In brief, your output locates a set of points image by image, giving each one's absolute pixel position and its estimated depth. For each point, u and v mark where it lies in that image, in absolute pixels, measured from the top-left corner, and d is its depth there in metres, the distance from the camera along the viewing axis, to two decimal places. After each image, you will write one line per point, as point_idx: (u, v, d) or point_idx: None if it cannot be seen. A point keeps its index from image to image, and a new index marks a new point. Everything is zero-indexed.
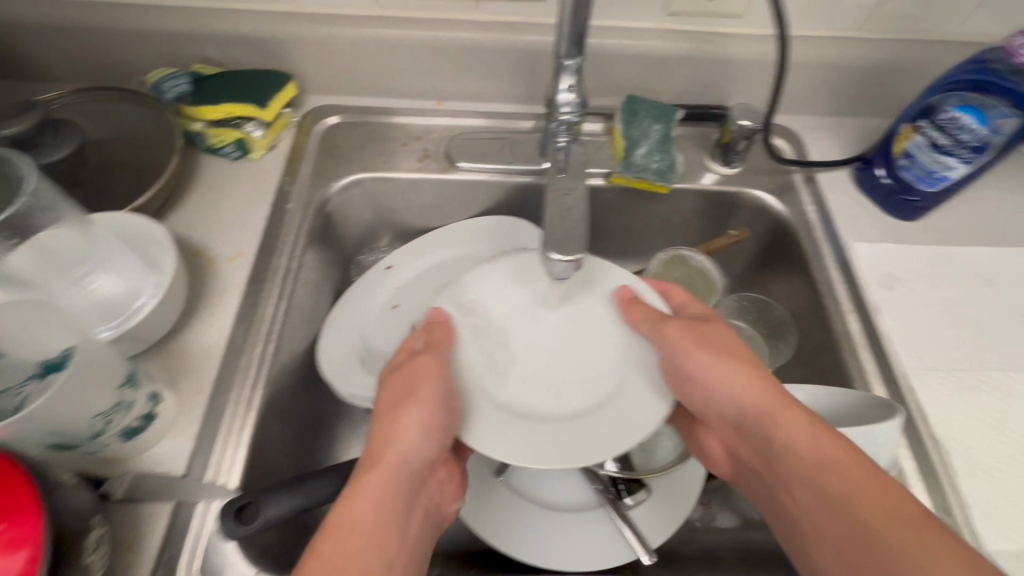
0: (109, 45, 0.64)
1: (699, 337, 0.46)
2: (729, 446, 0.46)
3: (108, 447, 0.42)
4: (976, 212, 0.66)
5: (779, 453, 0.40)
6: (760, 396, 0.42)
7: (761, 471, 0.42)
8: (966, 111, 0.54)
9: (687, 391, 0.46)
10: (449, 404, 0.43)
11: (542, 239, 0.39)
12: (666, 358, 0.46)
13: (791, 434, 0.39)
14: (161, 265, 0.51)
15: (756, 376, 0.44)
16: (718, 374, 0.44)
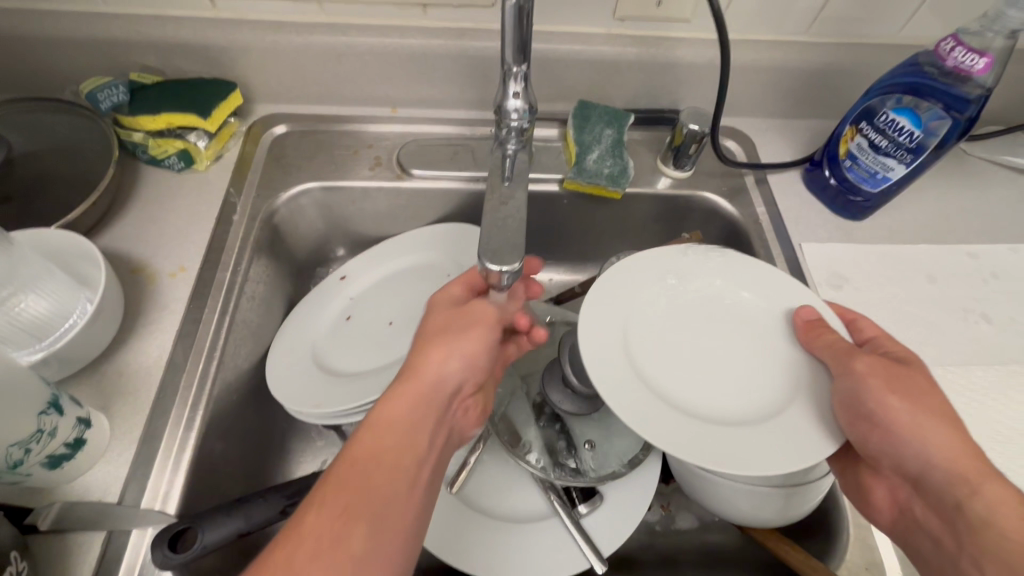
0: (41, 53, 0.62)
1: (892, 372, 0.41)
2: (901, 498, 0.42)
3: (31, 476, 0.40)
4: (919, 211, 0.68)
5: (982, 529, 0.35)
6: (964, 457, 0.38)
7: (945, 539, 0.38)
8: (902, 113, 0.55)
9: (868, 438, 0.40)
10: (457, 336, 0.43)
11: (478, 249, 0.39)
12: (850, 397, 0.40)
13: (997, 508, 0.35)
14: (93, 283, 0.49)
15: (960, 435, 0.39)
16: (912, 428, 0.39)
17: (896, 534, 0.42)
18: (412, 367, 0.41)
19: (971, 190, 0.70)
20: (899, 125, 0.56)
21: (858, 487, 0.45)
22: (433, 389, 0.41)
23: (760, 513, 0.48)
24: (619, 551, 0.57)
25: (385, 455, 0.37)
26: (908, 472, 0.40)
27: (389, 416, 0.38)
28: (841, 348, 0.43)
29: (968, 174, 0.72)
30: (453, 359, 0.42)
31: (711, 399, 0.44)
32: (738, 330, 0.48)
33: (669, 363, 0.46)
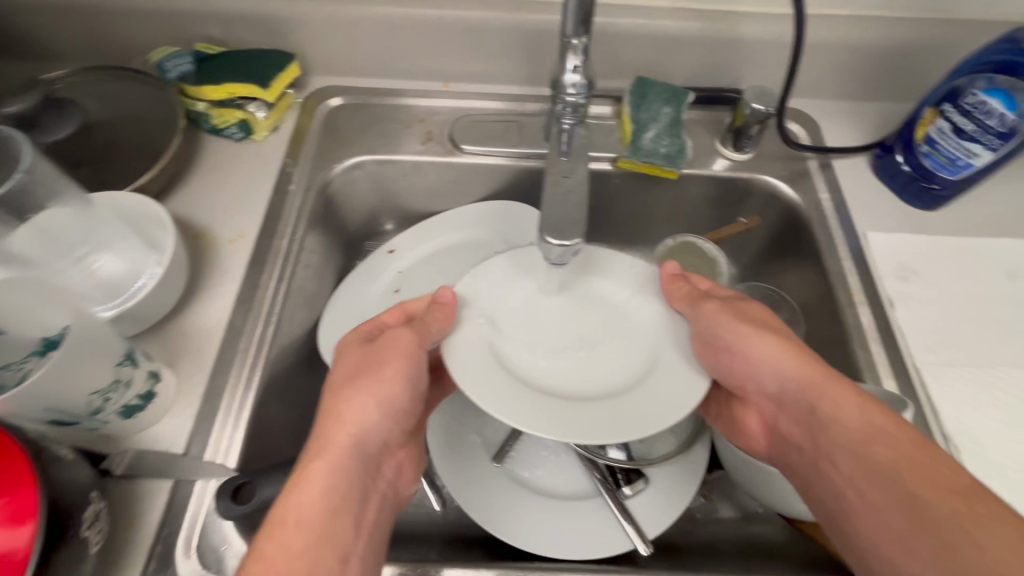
0: (113, 24, 0.64)
1: (732, 308, 0.46)
2: (769, 420, 0.46)
3: (107, 424, 0.43)
4: (1000, 202, 0.63)
5: (831, 428, 0.40)
6: (799, 365, 0.43)
7: (805, 445, 0.42)
8: (994, 94, 0.52)
9: (717, 361, 0.45)
10: (392, 400, 0.43)
11: (540, 221, 0.38)
12: (699, 331, 0.45)
13: (841, 407, 0.40)
14: (161, 244, 0.51)
15: (798, 351, 0.43)
16: (765, 353, 0.44)
17: (771, 460, 0.46)
18: (323, 432, 0.41)
19: None
20: (989, 108, 0.52)
21: (733, 424, 0.49)
22: (349, 453, 0.40)
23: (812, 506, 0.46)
24: (659, 537, 0.57)
25: (315, 516, 0.37)
26: (768, 391, 0.45)
27: (303, 499, 0.37)
28: (694, 294, 0.47)
29: None
30: (364, 415, 0.41)
31: (588, 379, 0.44)
32: (617, 316, 0.48)
33: (525, 345, 0.45)
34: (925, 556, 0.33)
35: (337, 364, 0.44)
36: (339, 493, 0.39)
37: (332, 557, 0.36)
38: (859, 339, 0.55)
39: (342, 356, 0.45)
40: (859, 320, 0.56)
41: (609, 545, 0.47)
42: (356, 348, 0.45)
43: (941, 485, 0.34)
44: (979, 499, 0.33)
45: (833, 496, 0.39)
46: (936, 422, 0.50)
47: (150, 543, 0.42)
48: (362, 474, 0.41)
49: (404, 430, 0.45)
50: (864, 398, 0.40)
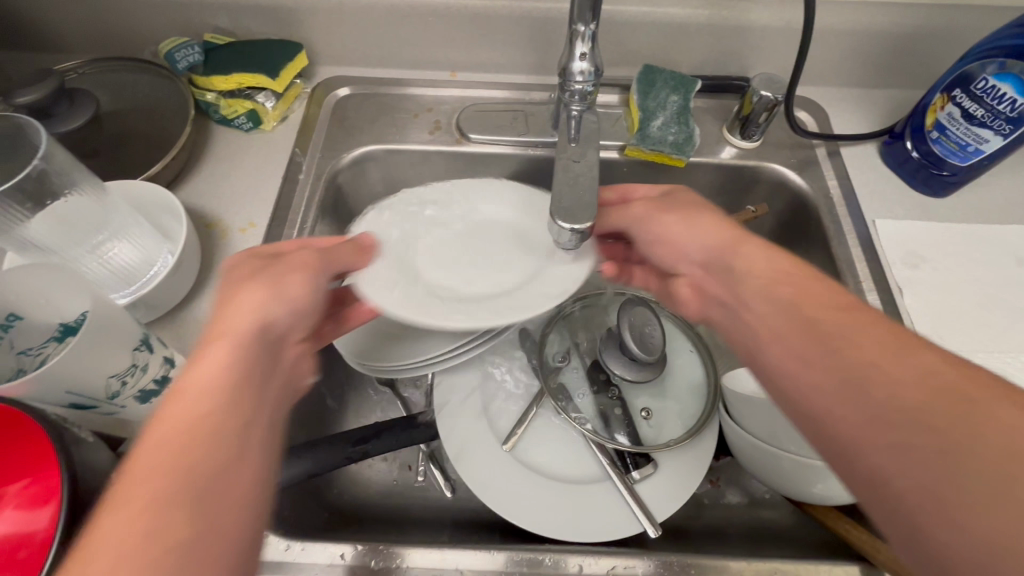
0: (123, 15, 0.64)
1: (665, 202, 0.47)
2: (697, 284, 0.45)
3: (125, 409, 0.43)
4: (1010, 189, 0.63)
5: (795, 290, 0.36)
6: (717, 233, 0.43)
7: (726, 300, 0.41)
8: (1004, 79, 0.52)
9: (660, 252, 0.47)
10: (288, 281, 0.39)
11: (550, 206, 0.38)
12: (645, 237, 0.47)
13: (760, 261, 0.39)
14: (174, 235, 0.52)
15: (715, 222, 0.44)
16: (684, 230, 0.44)
17: (705, 317, 0.45)
18: (219, 319, 0.35)
19: None
20: (999, 92, 0.52)
21: (675, 296, 0.49)
22: (251, 337, 0.34)
23: (822, 491, 0.47)
24: (667, 522, 0.57)
25: (203, 408, 0.29)
26: (695, 259, 0.44)
27: (208, 372, 0.31)
28: (647, 203, 0.48)
29: None
30: (264, 304, 0.36)
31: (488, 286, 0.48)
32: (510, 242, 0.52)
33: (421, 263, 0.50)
34: (832, 391, 0.31)
35: (227, 272, 0.39)
36: (238, 378, 0.31)
37: (234, 427, 0.29)
38: None
39: (237, 261, 0.40)
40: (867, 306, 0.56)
41: (618, 527, 0.48)
42: (252, 260, 0.41)
43: (861, 321, 0.32)
44: (858, 312, 0.33)
45: (747, 340, 0.38)
46: None
47: None
48: (268, 360, 0.34)
49: (308, 318, 0.40)
50: (771, 252, 0.40)
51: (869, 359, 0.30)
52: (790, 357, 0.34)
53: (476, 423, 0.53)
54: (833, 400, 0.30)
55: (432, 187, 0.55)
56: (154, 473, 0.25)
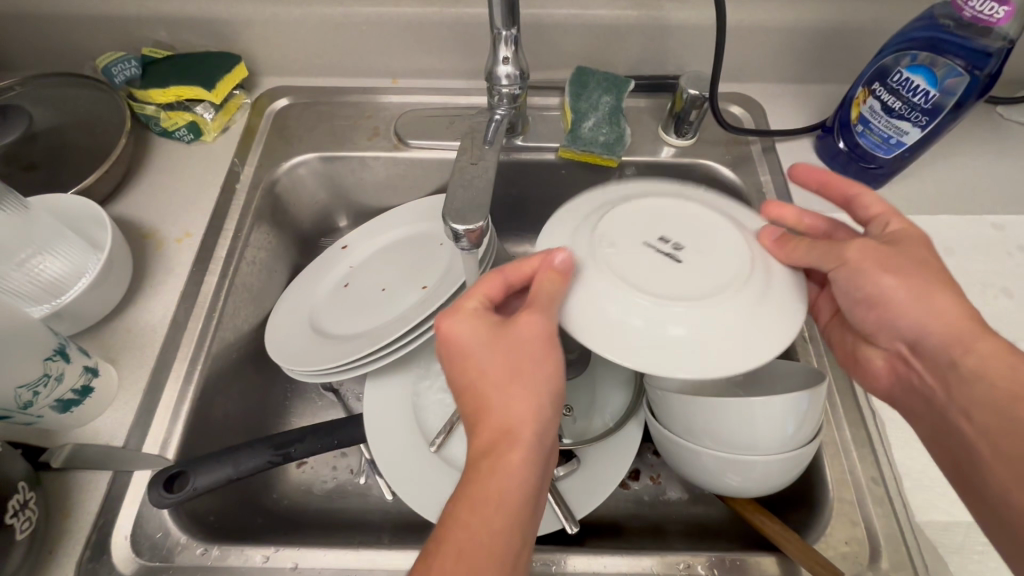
0: (62, 32, 0.66)
1: (881, 250, 0.41)
2: (896, 364, 0.44)
3: (43, 418, 0.44)
4: (939, 178, 0.64)
5: (975, 382, 0.37)
6: (957, 323, 0.39)
7: (936, 393, 0.40)
8: (917, 71, 0.52)
9: (863, 311, 0.43)
10: (538, 376, 0.38)
11: (442, 209, 0.38)
12: (843, 282, 0.42)
13: (985, 360, 0.37)
14: (103, 246, 0.52)
15: (956, 303, 0.39)
16: (908, 299, 0.40)
17: (890, 399, 0.45)
18: (496, 417, 0.37)
19: (1001, 156, 0.65)
20: (914, 84, 0.53)
21: (858, 361, 0.48)
22: (537, 430, 0.37)
23: (742, 484, 0.47)
24: (604, 519, 0.57)
25: (496, 540, 0.33)
26: (904, 336, 0.41)
27: (501, 489, 0.34)
28: (825, 244, 0.41)
29: (1003, 139, 0.66)
30: (543, 401, 0.37)
31: (687, 211, 0.45)
32: (738, 266, 0.41)
33: (626, 230, 0.44)
34: (1004, 472, 0.35)
35: (467, 344, 0.40)
36: (529, 489, 0.35)
37: (517, 544, 0.34)
38: None
39: (482, 335, 0.40)
40: None
41: (539, 524, 0.48)
42: (475, 330, 0.40)
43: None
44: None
45: (962, 444, 0.38)
46: (864, 395, 0.50)
47: (87, 532, 0.44)
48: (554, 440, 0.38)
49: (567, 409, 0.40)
50: (1011, 355, 0.37)
51: None
52: (976, 428, 0.37)
53: (406, 425, 0.54)
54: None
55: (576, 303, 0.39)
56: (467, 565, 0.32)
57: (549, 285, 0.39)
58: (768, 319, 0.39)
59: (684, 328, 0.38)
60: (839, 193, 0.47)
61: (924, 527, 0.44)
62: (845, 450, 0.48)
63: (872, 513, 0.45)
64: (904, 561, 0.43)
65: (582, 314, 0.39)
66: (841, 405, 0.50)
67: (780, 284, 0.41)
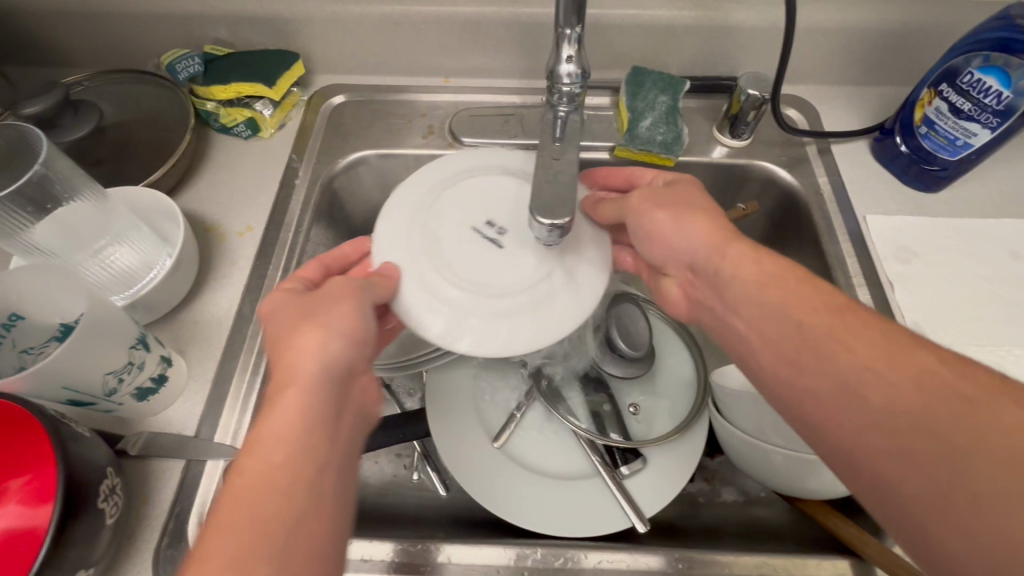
0: (126, 30, 0.67)
1: (668, 197, 0.46)
2: (687, 287, 0.46)
3: (123, 406, 0.45)
4: (1002, 182, 0.63)
5: (739, 282, 0.39)
6: (706, 237, 0.42)
7: (714, 305, 0.42)
8: (990, 72, 0.52)
9: (648, 245, 0.47)
10: (322, 320, 0.39)
11: (531, 201, 0.39)
12: (634, 228, 0.47)
13: (736, 263, 0.40)
14: (173, 240, 0.53)
15: (718, 225, 0.43)
16: (677, 227, 0.44)
17: (693, 321, 0.47)
18: (282, 364, 0.37)
19: None
20: (985, 85, 0.52)
21: (662, 293, 0.51)
22: (319, 375, 0.36)
23: (810, 485, 0.46)
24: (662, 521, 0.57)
25: (275, 474, 0.31)
26: (687, 262, 0.44)
27: (282, 422, 0.33)
28: (619, 203, 0.48)
29: None
30: (328, 343, 0.38)
31: (506, 193, 0.51)
32: (545, 253, 0.47)
33: (457, 217, 0.49)
34: (784, 362, 0.35)
35: (272, 309, 0.42)
36: (317, 416, 0.34)
37: (312, 470, 0.32)
38: None
39: (287, 300, 0.42)
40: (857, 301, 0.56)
41: (605, 522, 0.48)
42: (286, 297, 0.42)
43: (795, 295, 0.36)
44: (794, 280, 0.37)
45: (748, 361, 0.38)
46: None
47: (164, 520, 0.44)
48: (341, 388, 0.37)
49: (367, 352, 0.41)
50: (758, 254, 0.40)
51: (837, 333, 0.33)
52: (753, 328, 0.38)
53: (469, 420, 0.54)
54: (832, 407, 0.31)
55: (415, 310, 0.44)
56: (230, 516, 0.29)
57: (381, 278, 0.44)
58: (564, 315, 0.45)
59: (492, 311, 0.44)
60: (623, 175, 0.54)
61: None
62: None
63: None
64: None
65: (413, 291, 0.45)
66: None
67: (586, 283, 0.46)
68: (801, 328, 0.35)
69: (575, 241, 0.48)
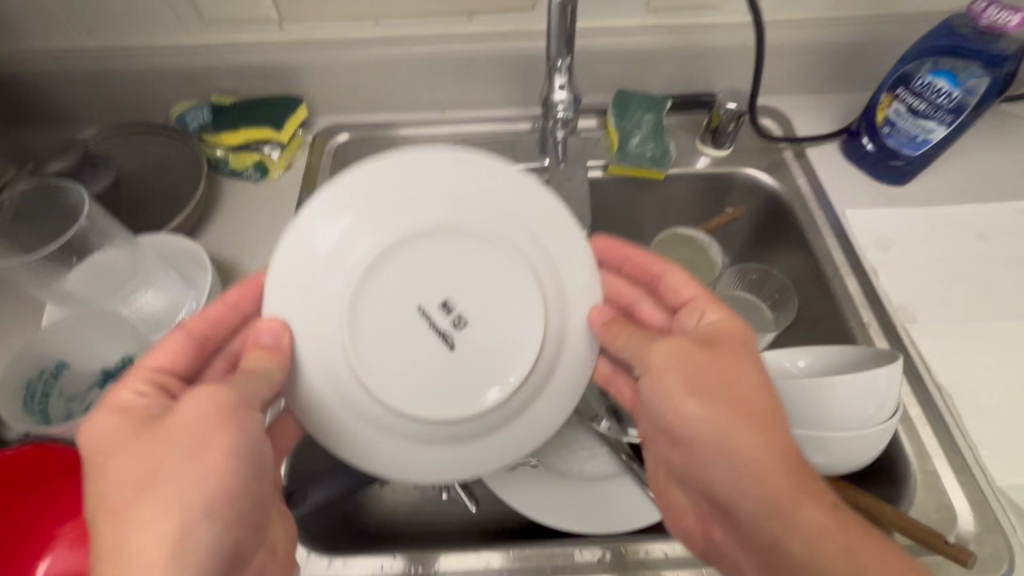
0: (134, 86, 0.70)
1: (695, 362, 0.40)
2: (705, 518, 0.42)
3: None
4: (961, 172, 0.69)
5: (788, 553, 0.35)
6: (769, 472, 0.36)
7: (750, 561, 0.39)
8: (940, 75, 0.58)
9: (672, 446, 0.42)
10: (196, 481, 0.35)
11: None
12: (651, 401, 0.41)
13: (807, 525, 0.35)
14: (198, 283, 0.53)
15: (777, 454, 0.37)
16: (719, 443, 0.38)
17: (705, 557, 0.43)
18: (111, 555, 0.33)
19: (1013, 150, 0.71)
20: (937, 87, 0.58)
21: (665, 501, 0.46)
22: (179, 554, 0.33)
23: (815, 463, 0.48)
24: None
25: None
26: (712, 488, 0.39)
27: None
28: (641, 337, 0.42)
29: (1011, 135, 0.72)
30: (174, 517, 0.34)
31: (471, 263, 0.39)
32: (505, 363, 0.39)
33: (386, 298, 0.38)
34: (763, 557, 0.37)
35: (107, 466, 0.35)
36: None
37: None
38: (849, 306, 0.59)
39: (125, 452, 0.35)
40: (846, 289, 0.60)
41: (640, 518, 0.50)
42: (122, 426, 0.37)
43: (801, 516, 0.35)
44: (817, 514, 0.35)
45: None
46: (928, 373, 0.54)
47: None
48: (240, 518, 0.37)
49: (257, 496, 0.38)
50: (788, 472, 0.36)
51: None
52: None
53: None
54: None
55: (328, 428, 0.39)
56: None
57: (257, 362, 0.37)
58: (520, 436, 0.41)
59: (415, 444, 0.40)
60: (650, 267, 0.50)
61: (1005, 491, 0.47)
62: (918, 425, 0.51)
63: (956, 481, 0.48)
64: (993, 523, 0.46)
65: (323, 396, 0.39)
66: (910, 385, 0.53)
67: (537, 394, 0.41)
68: (776, 525, 0.36)
69: (558, 303, 0.40)
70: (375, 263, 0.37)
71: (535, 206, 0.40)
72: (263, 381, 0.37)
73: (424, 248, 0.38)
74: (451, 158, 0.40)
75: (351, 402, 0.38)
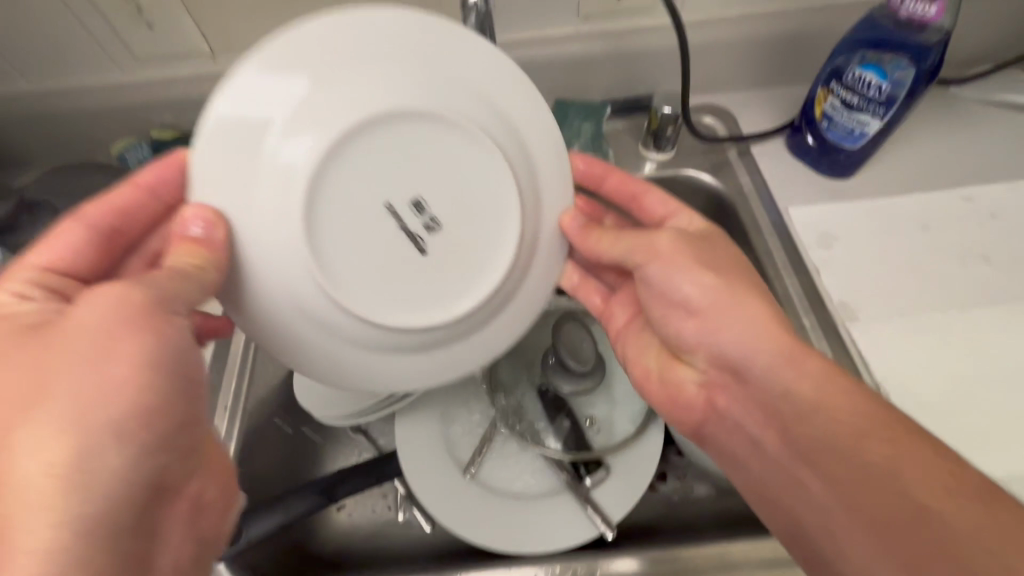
0: (77, 127, 0.70)
1: (696, 246, 0.46)
2: (711, 395, 0.48)
3: None
4: (906, 161, 0.69)
5: (801, 416, 0.41)
6: (778, 345, 0.42)
7: (766, 429, 0.43)
8: (868, 68, 0.57)
9: (690, 328, 0.46)
10: (104, 364, 0.32)
11: None
12: (661, 285, 0.46)
13: (819, 390, 0.40)
14: None
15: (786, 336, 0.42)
16: (740, 320, 0.44)
17: (697, 436, 0.49)
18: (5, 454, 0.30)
19: (960, 134, 0.70)
20: (866, 80, 0.57)
21: (667, 381, 0.50)
22: (102, 433, 0.31)
23: None
24: (643, 522, 0.60)
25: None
26: (730, 359, 0.44)
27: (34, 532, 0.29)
28: (635, 237, 0.46)
29: (959, 119, 0.72)
30: (89, 400, 0.31)
31: (436, 144, 0.37)
32: (479, 269, 0.40)
33: (359, 186, 0.37)
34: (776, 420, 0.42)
35: (4, 367, 0.32)
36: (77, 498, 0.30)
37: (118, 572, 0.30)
38: (789, 307, 0.59)
39: (14, 352, 0.32)
40: (785, 290, 0.60)
41: (573, 534, 0.50)
42: (17, 329, 0.34)
43: (810, 379, 0.41)
44: (839, 384, 0.40)
45: (785, 476, 0.42)
46: (867, 373, 0.53)
47: None
48: (164, 425, 0.34)
49: (179, 385, 0.35)
50: (804, 350, 0.42)
51: (859, 448, 0.37)
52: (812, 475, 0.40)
53: (436, 454, 0.55)
54: (851, 529, 0.36)
55: (294, 324, 0.39)
56: None
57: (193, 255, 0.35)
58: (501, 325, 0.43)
59: (395, 354, 0.41)
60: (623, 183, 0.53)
61: None
62: None
63: None
64: None
65: (303, 300, 0.38)
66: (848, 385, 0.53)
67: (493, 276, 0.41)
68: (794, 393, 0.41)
69: (531, 187, 0.41)
70: (333, 152, 0.35)
71: (498, 79, 0.40)
72: (193, 281, 0.35)
73: (388, 136, 0.36)
74: (417, 26, 0.37)
75: (316, 300, 0.38)
